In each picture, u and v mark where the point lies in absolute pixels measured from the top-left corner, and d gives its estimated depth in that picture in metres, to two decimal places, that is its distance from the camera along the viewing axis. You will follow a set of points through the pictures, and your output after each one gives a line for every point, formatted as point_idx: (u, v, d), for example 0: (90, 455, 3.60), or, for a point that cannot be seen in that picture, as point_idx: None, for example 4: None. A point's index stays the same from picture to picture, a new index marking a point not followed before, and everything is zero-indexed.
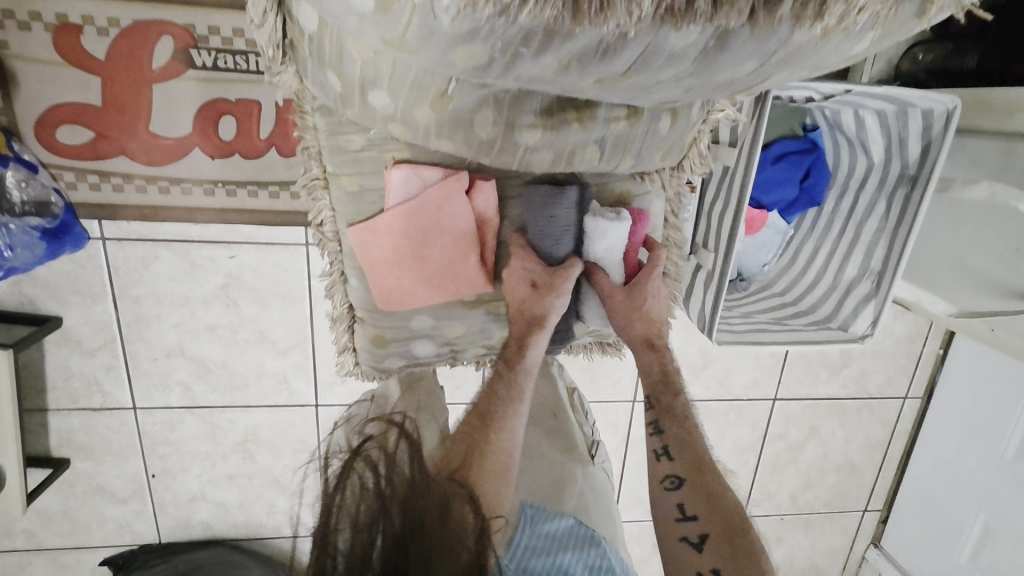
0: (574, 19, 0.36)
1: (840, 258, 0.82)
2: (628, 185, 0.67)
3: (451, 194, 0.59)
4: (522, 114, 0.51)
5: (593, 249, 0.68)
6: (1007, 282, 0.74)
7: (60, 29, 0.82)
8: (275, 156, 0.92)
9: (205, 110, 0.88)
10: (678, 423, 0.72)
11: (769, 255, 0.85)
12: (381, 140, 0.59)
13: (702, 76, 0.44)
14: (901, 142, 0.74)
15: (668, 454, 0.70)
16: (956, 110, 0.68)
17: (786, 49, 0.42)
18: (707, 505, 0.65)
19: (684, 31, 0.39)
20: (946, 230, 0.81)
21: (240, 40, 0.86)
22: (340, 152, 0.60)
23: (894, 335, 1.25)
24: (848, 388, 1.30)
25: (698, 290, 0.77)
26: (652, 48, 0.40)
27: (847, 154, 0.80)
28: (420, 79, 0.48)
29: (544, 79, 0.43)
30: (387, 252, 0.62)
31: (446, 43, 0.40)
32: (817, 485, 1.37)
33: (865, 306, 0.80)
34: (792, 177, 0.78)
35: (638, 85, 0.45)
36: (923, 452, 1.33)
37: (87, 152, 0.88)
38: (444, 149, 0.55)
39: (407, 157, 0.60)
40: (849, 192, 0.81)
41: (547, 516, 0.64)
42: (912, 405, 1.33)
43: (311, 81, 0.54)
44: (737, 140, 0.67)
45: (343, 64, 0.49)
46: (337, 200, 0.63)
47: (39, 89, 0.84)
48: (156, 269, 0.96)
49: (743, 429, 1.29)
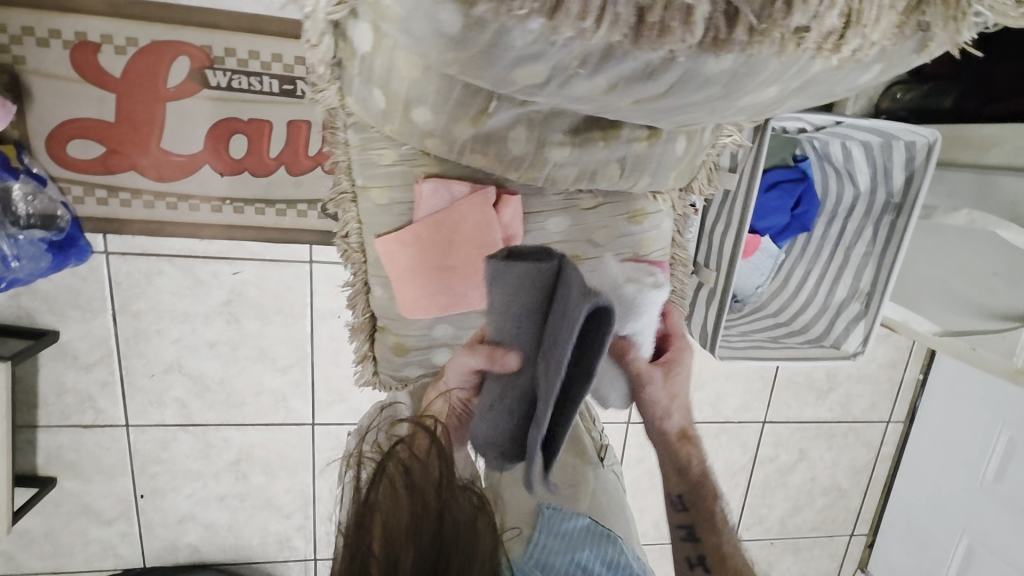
0: (635, 43, 0.40)
1: (830, 281, 0.86)
2: (642, 203, 0.67)
3: (478, 206, 0.61)
4: (551, 132, 0.55)
5: (631, 329, 0.59)
6: (984, 303, 0.79)
7: (79, 47, 0.84)
8: (285, 174, 0.94)
9: (218, 128, 0.90)
10: (718, 532, 0.66)
11: (762, 277, 0.89)
12: (411, 154, 0.60)
13: (727, 99, 0.47)
14: (886, 172, 0.79)
15: (704, 565, 0.65)
16: (935, 142, 0.72)
17: (805, 77, 0.45)
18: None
19: (722, 57, 0.42)
20: (928, 256, 0.86)
21: (256, 63, 0.88)
22: (371, 166, 0.62)
23: (878, 360, 1.30)
24: (835, 411, 1.33)
25: (699, 307, 0.80)
26: (689, 73, 0.43)
27: (835, 183, 0.85)
28: (462, 97, 0.51)
29: (588, 98, 0.46)
30: (412, 262, 0.64)
31: (511, 64, 0.42)
32: (806, 508, 1.39)
33: (855, 325, 0.83)
34: (784, 205, 0.83)
35: (670, 106, 0.48)
36: (907, 476, 1.36)
37: (98, 166, 0.89)
38: (476, 164, 0.58)
39: (436, 170, 0.61)
40: (838, 219, 0.86)
41: (563, 516, 0.66)
42: (895, 429, 1.37)
43: (353, 97, 0.57)
44: (737, 166, 0.72)
45: (390, 81, 0.51)
46: (364, 212, 0.65)
47: (54, 104, 0.85)
48: (159, 284, 0.96)
49: (734, 451, 1.31)
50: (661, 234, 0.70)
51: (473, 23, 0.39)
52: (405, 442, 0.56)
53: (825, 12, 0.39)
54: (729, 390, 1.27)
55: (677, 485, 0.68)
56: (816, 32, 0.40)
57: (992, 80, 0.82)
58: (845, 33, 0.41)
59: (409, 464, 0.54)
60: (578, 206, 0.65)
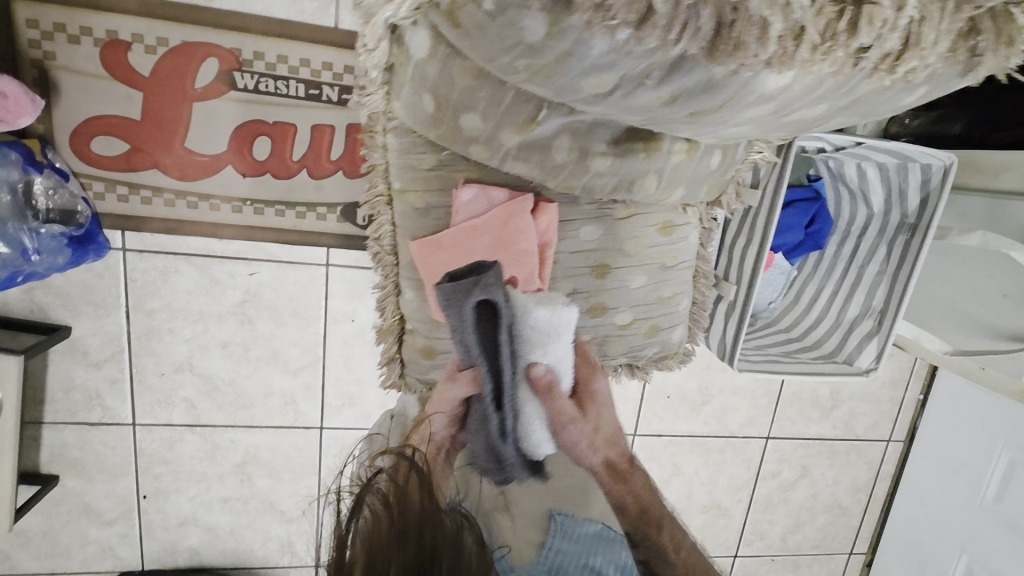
0: (709, 56, 0.43)
1: (842, 298, 0.88)
2: (670, 215, 0.69)
3: (513, 214, 0.62)
4: (593, 142, 0.57)
5: (544, 354, 0.60)
6: (997, 325, 0.81)
7: (109, 45, 0.85)
8: (306, 177, 0.95)
9: (242, 130, 0.91)
10: (676, 547, 0.62)
11: (774, 293, 0.91)
12: (450, 160, 0.62)
13: (778, 115, 0.52)
14: (900, 193, 0.81)
15: None
16: (952, 165, 0.74)
17: (857, 96, 0.49)
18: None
19: (781, 74, 0.45)
20: (939, 277, 0.88)
21: (283, 67, 0.90)
22: (409, 170, 0.63)
23: (880, 379, 1.32)
24: (837, 429, 1.35)
25: (718, 320, 0.81)
26: (749, 87, 0.46)
27: (848, 203, 0.87)
28: (513, 104, 0.53)
29: (648, 108, 0.49)
30: (448, 266, 0.65)
31: (581, 73, 0.45)
32: (807, 525, 1.40)
33: (868, 342, 0.85)
34: (798, 222, 0.84)
35: (724, 118, 0.52)
36: (907, 495, 1.37)
37: (120, 163, 0.89)
38: (517, 171, 0.60)
39: (474, 176, 0.63)
40: (851, 238, 0.88)
41: (576, 521, 0.66)
42: (895, 448, 1.39)
43: (401, 102, 0.58)
44: (759, 182, 0.74)
45: (441, 86, 0.53)
46: (401, 215, 0.67)
47: (80, 100, 0.86)
48: (174, 283, 0.96)
49: (738, 466, 1.32)
50: (688, 246, 0.72)
51: (556, 32, 0.41)
52: (387, 472, 0.58)
53: (887, 34, 0.43)
54: (734, 405, 1.28)
55: (621, 510, 0.64)
56: (877, 50, 0.44)
57: (998, 109, 0.85)
58: (904, 54, 0.45)
59: (389, 493, 0.55)
60: (612, 215, 0.66)
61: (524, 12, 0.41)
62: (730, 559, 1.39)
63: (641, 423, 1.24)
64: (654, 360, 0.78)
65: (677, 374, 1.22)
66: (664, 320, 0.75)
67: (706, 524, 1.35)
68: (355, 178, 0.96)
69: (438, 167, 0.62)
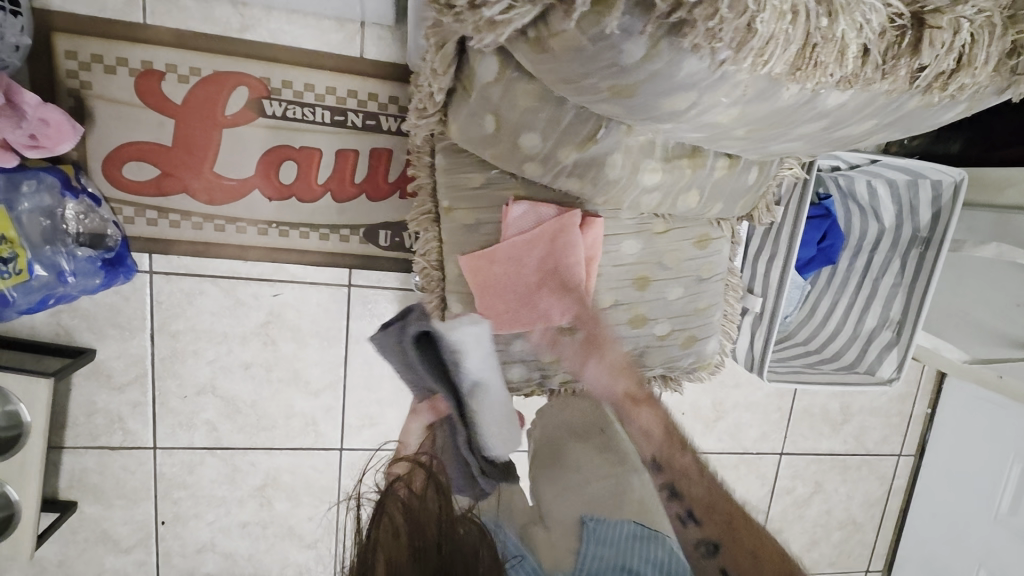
0: (791, 74, 0.48)
1: (859, 311, 0.91)
2: (706, 229, 0.74)
3: (564, 227, 0.66)
4: (646, 159, 0.61)
5: (469, 365, 0.62)
6: (1010, 332, 0.84)
7: (144, 75, 0.88)
8: (329, 202, 0.97)
9: (270, 155, 0.93)
10: (699, 481, 0.60)
11: (792, 308, 0.93)
12: (499, 178, 0.67)
13: (829, 131, 0.58)
14: (912, 209, 0.85)
15: (694, 519, 0.59)
16: (962, 181, 0.79)
17: (903, 113, 0.56)
18: (752, 561, 0.54)
19: (843, 91, 0.52)
20: (950, 286, 0.92)
21: (311, 94, 0.93)
22: (458, 189, 0.68)
23: (888, 394, 1.34)
24: (849, 444, 1.36)
25: (745, 332, 0.84)
26: (813, 100, 0.52)
27: (859, 219, 0.90)
28: (574, 122, 0.58)
29: (716, 125, 0.55)
30: (501, 277, 0.69)
31: (661, 92, 0.49)
32: (823, 542, 1.40)
33: (889, 353, 0.88)
34: (812, 237, 0.87)
35: (780, 133, 0.58)
36: (921, 510, 1.38)
37: (150, 188, 0.91)
38: (569, 187, 0.64)
39: (524, 194, 0.67)
40: (863, 252, 0.91)
41: (608, 525, 0.60)
42: (906, 463, 1.40)
43: (458, 124, 0.62)
44: (781, 199, 0.78)
45: (504, 109, 0.58)
46: (448, 232, 0.71)
47: (113, 127, 0.88)
48: (199, 304, 0.97)
49: (753, 483, 1.32)
50: (721, 259, 0.76)
51: (653, 53, 0.46)
52: (404, 481, 0.56)
53: (944, 55, 0.50)
54: (747, 421, 1.29)
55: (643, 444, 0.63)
56: (931, 71, 0.51)
57: (990, 129, 0.88)
58: (953, 76, 0.52)
59: (408, 500, 0.53)
60: (652, 229, 0.70)
61: (630, 37, 0.45)
62: None
63: None
64: (687, 370, 0.80)
65: (690, 391, 1.24)
66: (700, 330, 0.77)
67: None
68: (380, 201, 0.99)
69: (484, 185, 0.67)
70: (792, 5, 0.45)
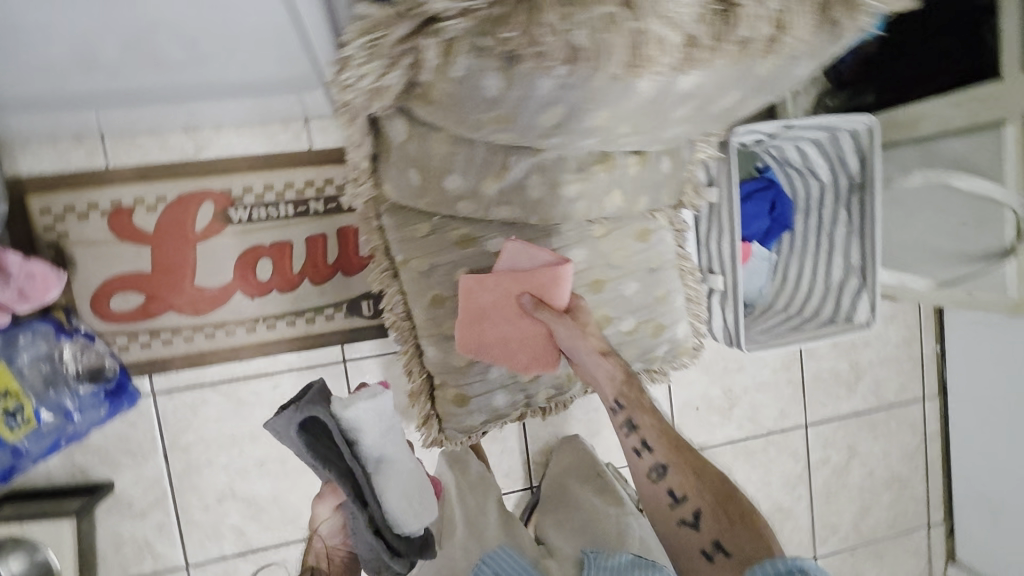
0: (631, 71, 0.49)
1: (824, 265, 0.93)
2: (644, 223, 0.77)
3: (562, 274, 0.70)
4: (561, 173, 0.66)
5: (368, 441, 0.70)
6: (966, 250, 0.87)
7: (115, 213, 0.94)
8: (308, 286, 1.01)
9: (244, 257, 0.98)
10: (653, 415, 0.68)
11: (761, 279, 0.97)
12: (442, 224, 0.71)
13: (704, 109, 0.61)
14: (841, 160, 0.88)
15: (647, 447, 0.68)
16: (873, 125, 0.82)
17: (764, 81, 0.59)
18: (694, 482, 0.64)
19: (691, 74, 0.53)
20: (899, 220, 0.96)
21: (271, 193, 0.99)
22: (410, 241, 0.73)
23: (893, 341, 1.35)
24: (869, 400, 1.35)
25: (716, 309, 0.87)
26: (666, 89, 0.54)
27: (800, 181, 0.95)
28: (486, 158, 0.64)
29: (598, 127, 0.59)
30: (487, 304, 0.72)
31: (536, 110, 0.56)
32: (874, 506, 1.38)
33: (860, 297, 0.90)
34: (760, 210, 0.92)
35: (661, 122, 0.61)
36: (961, 448, 1.35)
37: (138, 315, 0.96)
38: (502, 215, 0.69)
39: (468, 233, 0.72)
40: (812, 211, 0.94)
41: (608, 555, 0.74)
42: (933, 404, 1.39)
43: (391, 182, 0.70)
44: (715, 179, 0.82)
45: (424, 158, 0.65)
46: (408, 282, 0.75)
47: (94, 267, 0.94)
48: (203, 413, 1.00)
49: (786, 462, 1.31)
50: (666, 247, 0.80)
51: (510, 80, 0.53)
52: None
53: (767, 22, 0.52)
54: (763, 401, 1.29)
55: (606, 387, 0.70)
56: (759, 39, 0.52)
57: (901, 74, 0.93)
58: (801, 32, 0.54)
59: None
60: (593, 235, 0.74)
61: (486, 73, 0.53)
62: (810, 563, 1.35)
63: None
64: (666, 358, 0.83)
65: (699, 385, 1.24)
66: (665, 317, 0.80)
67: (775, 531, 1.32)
68: (354, 275, 1.03)
69: (436, 234, 0.72)
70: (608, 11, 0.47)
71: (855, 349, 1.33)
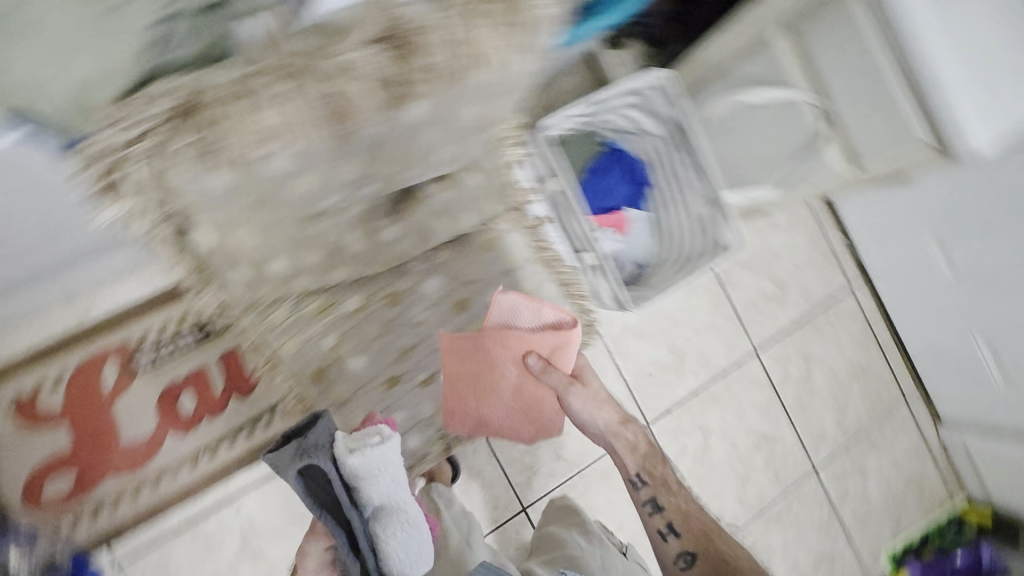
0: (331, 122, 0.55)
1: (686, 206, 0.97)
2: (480, 237, 0.93)
3: (571, 345, 0.92)
4: (375, 221, 0.74)
5: (375, 489, 0.72)
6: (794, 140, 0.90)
7: (20, 404, 0.93)
8: (235, 402, 1.01)
9: (164, 398, 0.98)
10: (670, 490, 0.90)
11: (642, 239, 1.03)
12: (297, 304, 0.81)
13: (449, 121, 0.65)
14: (656, 111, 0.93)
15: (659, 511, 0.88)
16: (666, 73, 0.87)
17: (497, 82, 0.63)
18: (696, 539, 0.84)
19: (411, 108, 0.59)
20: (736, 138, 1.00)
21: (170, 328, 0.99)
22: (274, 329, 0.81)
23: (801, 244, 1.42)
24: (802, 305, 1.42)
25: (601, 278, 0.97)
26: (393, 124, 0.59)
27: (635, 141, 0.99)
28: (300, 244, 0.69)
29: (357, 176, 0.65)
30: (484, 351, 0.92)
31: (290, 183, 0.60)
32: (848, 400, 1.45)
33: (725, 223, 0.93)
34: (615, 179, 1.00)
35: (425, 150, 0.68)
36: (901, 316, 1.42)
37: (75, 492, 0.94)
38: (343, 275, 0.79)
39: (326, 302, 0.83)
40: (656, 163, 0.99)
41: None
42: (860, 287, 1.47)
43: (225, 291, 0.71)
44: (553, 169, 0.92)
45: (237, 265, 0.67)
46: (288, 363, 0.85)
47: (15, 463, 0.92)
48: (174, 566, 0.98)
49: (751, 390, 1.36)
50: (513, 245, 0.97)
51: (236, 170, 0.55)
52: None
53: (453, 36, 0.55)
54: (710, 344, 1.33)
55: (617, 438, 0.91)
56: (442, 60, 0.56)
57: (706, 16, 1.01)
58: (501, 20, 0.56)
59: None
60: (435, 263, 0.89)
61: (207, 172, 0.54)
62: (813, 474, 1.40)
63: (648, 410, 1.27)
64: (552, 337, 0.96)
65: (644, 351, 1.28)
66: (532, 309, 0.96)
67: (767, 457, 1.36)
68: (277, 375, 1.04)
69: (292, 317, 0.82)
70: (287, 68, 0.51)
71: (773, 264, 1.39)
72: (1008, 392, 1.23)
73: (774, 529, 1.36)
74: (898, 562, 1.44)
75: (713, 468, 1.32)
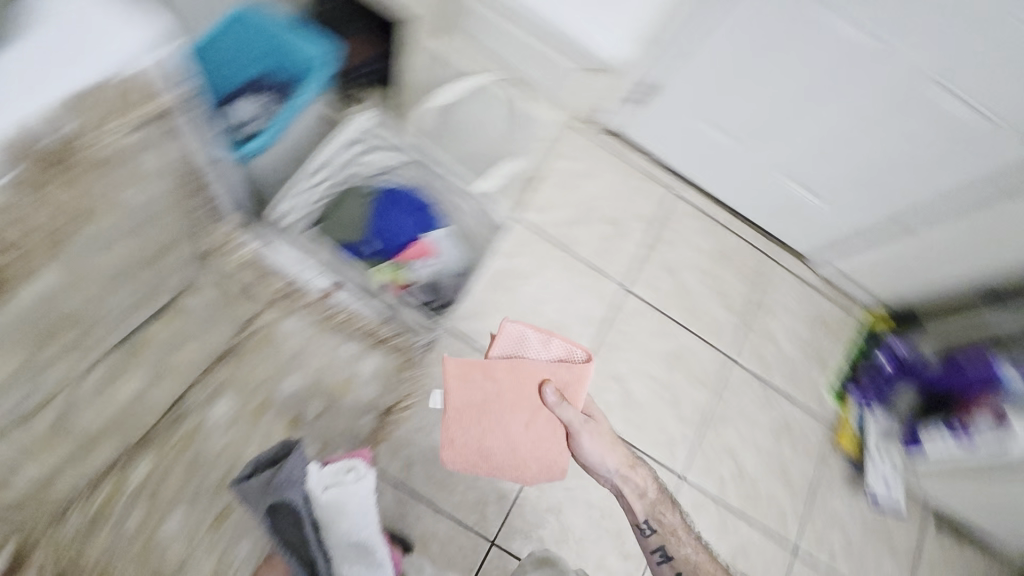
0: None
1: (455, 204, 1.09)
2: (236, 345, 0.98)
3: (580, 381, 1.09)
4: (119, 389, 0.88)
5: (346, 525, 0.86)
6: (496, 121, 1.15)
7: None
8: None
9: None
10: (679, 539, 1.03)
11: (449, 253, 1.08)
12: (91, 490, 0.86)
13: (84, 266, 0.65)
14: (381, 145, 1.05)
15: (666, 558, 1.02)
16: (371, 110, 1.01)
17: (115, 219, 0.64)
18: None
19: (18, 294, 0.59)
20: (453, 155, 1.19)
21: None
22: (86, 526, 0.84)
23: (608, 179, 1.54)
24: (639, 228, 1.52)
25: (412, 307, 0.99)
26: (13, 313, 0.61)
27: (385, 178, 1.08)
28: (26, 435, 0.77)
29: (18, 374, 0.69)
30: (500, 390, 1.10)
31: None
32: (725, 283, 1.54)
33: (489, 198, 1.07)
34: (390, 220, 1.06)
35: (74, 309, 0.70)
36: (725, 192, 1.55)
37: None
38: (112, 443, 0.88)
39: (118, 479, 0.87)
40: (414, 185, 1.10)
41: None
42: (681, 186, 1.59)
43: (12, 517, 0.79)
44: (306, 246, 0.94)
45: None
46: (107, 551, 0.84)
47: None
48: None
49: (637, 323, 1.44)
50: (280, 338, 1.00)
51: None
52: None
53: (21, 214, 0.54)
54: (580, 304, 1.42)
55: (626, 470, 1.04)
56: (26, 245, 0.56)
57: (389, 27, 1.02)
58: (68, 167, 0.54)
59: None
60: (207, 386, 0.95)
61: None
62: (731, 362, 1.48)
63: None
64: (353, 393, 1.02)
65: None
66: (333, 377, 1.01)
67: (683, 371, 1.44)
68: None
69: (89, 516, 0.85)
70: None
71: (594, 209, 1.50)
72: (825, 209, 1.42)
73: (724, 428, 1.43)
74: (843, 394, 1.52)
75: (642, 407, 1.38)
